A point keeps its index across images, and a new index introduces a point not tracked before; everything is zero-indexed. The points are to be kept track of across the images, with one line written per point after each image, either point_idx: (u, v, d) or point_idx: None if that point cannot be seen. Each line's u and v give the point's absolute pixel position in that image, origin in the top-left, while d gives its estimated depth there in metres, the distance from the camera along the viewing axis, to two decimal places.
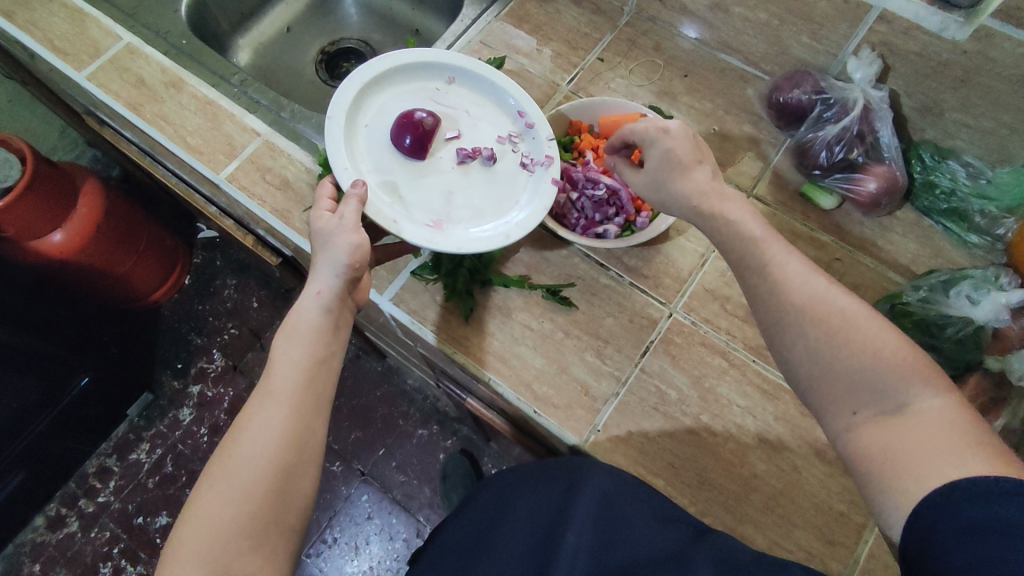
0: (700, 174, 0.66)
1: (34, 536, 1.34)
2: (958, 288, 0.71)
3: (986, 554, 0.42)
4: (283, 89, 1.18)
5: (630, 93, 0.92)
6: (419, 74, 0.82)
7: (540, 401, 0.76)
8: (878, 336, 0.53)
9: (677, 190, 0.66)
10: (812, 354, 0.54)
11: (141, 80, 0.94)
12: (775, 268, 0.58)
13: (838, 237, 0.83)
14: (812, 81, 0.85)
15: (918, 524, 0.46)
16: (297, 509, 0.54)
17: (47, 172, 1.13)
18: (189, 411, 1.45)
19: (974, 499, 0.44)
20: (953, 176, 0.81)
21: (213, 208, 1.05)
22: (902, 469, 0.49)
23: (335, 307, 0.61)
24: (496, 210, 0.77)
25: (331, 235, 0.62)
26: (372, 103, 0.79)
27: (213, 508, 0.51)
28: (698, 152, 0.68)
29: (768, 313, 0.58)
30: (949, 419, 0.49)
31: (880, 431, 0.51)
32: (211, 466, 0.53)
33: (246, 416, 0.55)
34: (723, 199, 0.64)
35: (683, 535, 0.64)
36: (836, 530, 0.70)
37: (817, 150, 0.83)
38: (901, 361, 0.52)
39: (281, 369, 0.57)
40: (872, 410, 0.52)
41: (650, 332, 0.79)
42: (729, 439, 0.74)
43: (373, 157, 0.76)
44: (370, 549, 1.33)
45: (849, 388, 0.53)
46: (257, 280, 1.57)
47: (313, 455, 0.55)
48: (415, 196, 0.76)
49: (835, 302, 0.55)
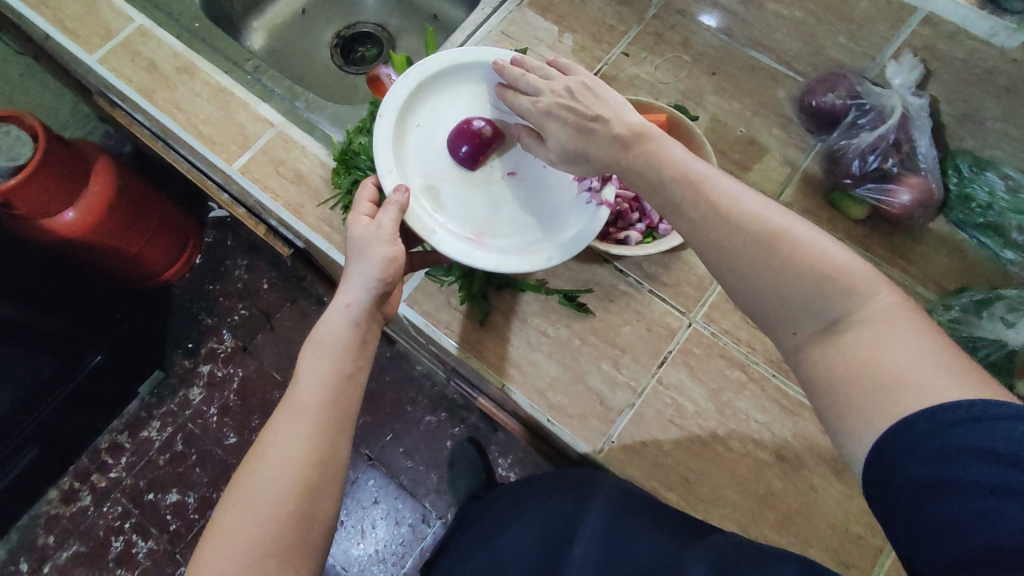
0: (602, 131, 0.60)
1: (49, 508, 1.36)
2: (992, 309, 0.70)
3: (959, 512, 0.38)
4: (297, 74, 1.15)
5: (655, 91, 0.89)
6: (480, 74, 0.78)
7: (554, 409, 0.75)
8: (810, 247, 0.47)
9: (588, 156, 0.62)
10: (745, 279, 0.49)
11: (153, 65, 0.92)
12: (692, 202, 0.53)
13: (865, 248, 0.81)
14: (848, 85, 0.82)
15: (879, 470, 0.42)
16: (321, 528, 0.53)
17: (60, 151, 1.11)
18: (199, 390, 1.45)
19: (925, 446, 0.40)
20: (992, 189, 0.77)
21: (226, 196, 1.04)
22: (851, 392, 0.44)
23: (363, 321, 0.60)
24: (541, 228, 0.74)
25: (365, 245, 0.63)
26: (428, 105, 0.77)
27: (235, 528, 0.50)
28: (590, 106, 0.62)
29: (696, 241, 0.52)
30: (896, 321, 0.44)
31: (823, 352, 0.46)
32: (234, 483, 0.52)
33: (269, 433, 0.54)
34: (630, 149, 0.58)
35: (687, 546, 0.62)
36: (850, 551, 0.70)
37: (850, 158, 0.80)
38: (829, 269, 0.47)
39: (306, 386, 0.56)
40: (812, 326, 0.47)
41: (667, 342, 0.77)
42: (745, 455, 0.73)
43: (422, 161, 0.75)
44: (376, 533, 1.34)
45: (787, 308, 0.48)
46: (269, 262, 1.55)
47: (335, 471, 0.54)
48: (459, 205, 0.75)
49: (755, 220, 0.49)
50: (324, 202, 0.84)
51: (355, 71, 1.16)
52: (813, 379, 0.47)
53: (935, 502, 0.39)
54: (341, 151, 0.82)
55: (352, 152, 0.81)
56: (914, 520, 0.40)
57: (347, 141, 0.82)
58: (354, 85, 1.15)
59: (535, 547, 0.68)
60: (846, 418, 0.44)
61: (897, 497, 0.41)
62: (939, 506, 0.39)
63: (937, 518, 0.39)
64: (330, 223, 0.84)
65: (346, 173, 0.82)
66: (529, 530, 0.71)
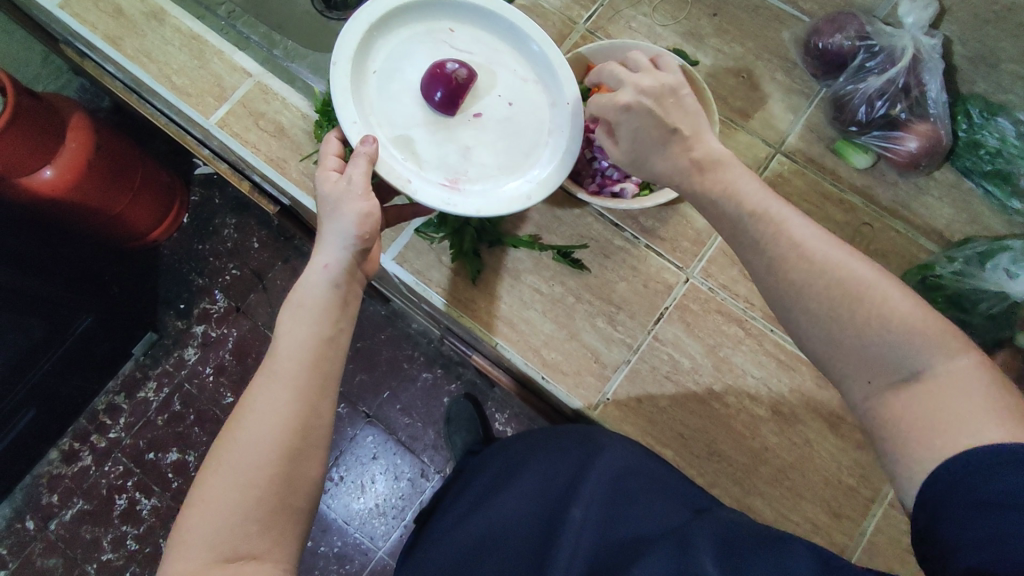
0: (678, 146, 0.59)
1: (50, 468, 1.37)
2: (996, 260, 0.67)
3: (989, 531, 0.38)
4: (276, 21, 1.08)
5: (653, 34, 0.84)
6: (431, 12, 0.74)
7: (549, 367, 0.75)
8: (895, 301, 0.47)
9: (657, 167, 0.61)
10: (827, 325, 0.49)
11: (119, 10, 0.86)
12: (772, 239, 0.52)
13: (869, 200, 0.78)
14: (857, 25, 0.78)
15: (931, 494, 0.42)
16: (304, 492, 0.52)
17: (32, 106, 1.06)
18: (194, 350, 1.44)
19: (987, 474, 0.39)
20: (1002, 135, 0.75)
21: (207, 150, 0.98)
22: (918, 433, 0.44)
23: (343, 282, 0.58)
24: (515, 169, 0.72)
25: (338, 202, 0.59)
26: (382, 47, 0.72)
27: (217, 494, 0.49)
28: (671, 116, 0.59)
29: (771, 281, 0.52)
30: (975, 383, 0.44)
31: (897, 401, 0.46)
32: (214, 450, 0.51)
33: (249, 399, 0.52)
34: (704, 174, 0.58)
35: (687, 511, 0.60)
36: (844, 503, 0.70)
37: (857, 105, 0.77)
38: (915, 327, 0.46)
39: (285, 350, 0.54)
40: (888, 377, 0.47)
41: (664, 298, 0.76)
42: (742, 411, 0.73)
43: (384, 108, 0.70)
44: (375, 488, 1.36)
45: (865, 357, 0.48)
46: (258, 220, 1.51)
47: (320, 439, 0.53)
48: (430, 151, 0.71)
49: (838, 268, 0.49)
50: (306, 156, 0.80)
51: (339, 17, 1.08)
52: (882, 425, 0.47)
53: (977, 521, 0.38)
54: (322, 101, 0.78)
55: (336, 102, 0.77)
56: (952, 534, 0.40)
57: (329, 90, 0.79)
58: (336, 32, 1.07)
59: (535, 509, 0.65)
60: (914, 455, 0.44)
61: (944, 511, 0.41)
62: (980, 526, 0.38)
63: (977, 531, 0.38)
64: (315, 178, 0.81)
65: (329, 125, 0.78)
66: (528, 490, 0.68)
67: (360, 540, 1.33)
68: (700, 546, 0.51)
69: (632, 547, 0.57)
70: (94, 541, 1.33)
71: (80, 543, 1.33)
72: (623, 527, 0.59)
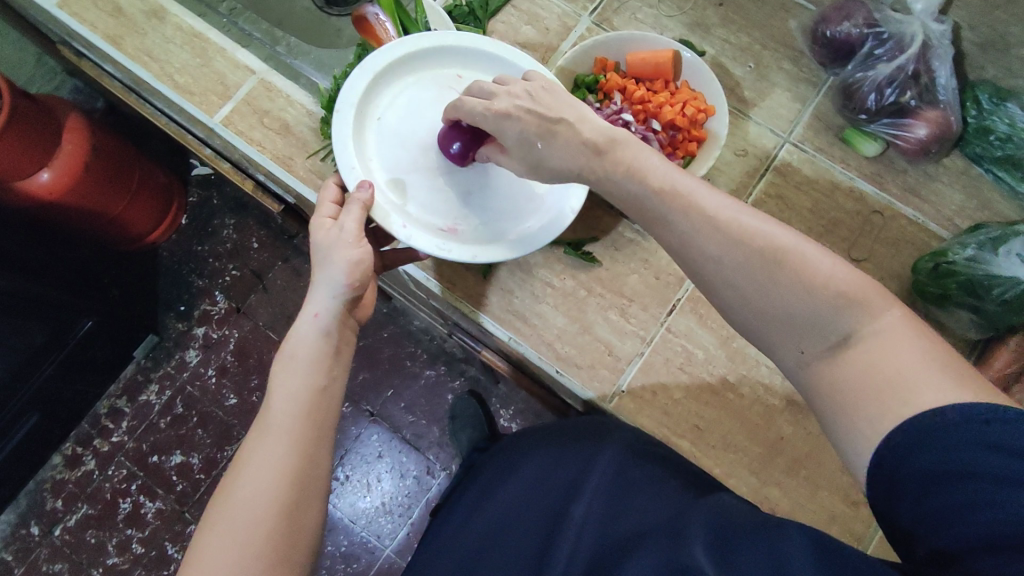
0: (566, 134, 0.52)
1: (54, 473, 1.36)
2: (1009, 246, 0.67)
3: (956, 500, 0.37)
4: (276, 17, 1.07)
5: (659, 25, 0.84)
6: (439, 58, 0.73)
7: (562, 360, 0.74)
8: (813, 261, 0.45)
9: (556, 163, 0.53)
10: (752, 299, 0.46)
11: (118, 8, 0.85)
12: (685, 208, 0.48)
13: (879, 187, 0.78)
14: (865, 13, 0.77)
15: (886, 463, 0.40)
16: (305, 542, 0.50)
17: (28, 107, 1.04)
18: (195, 352, 1.43)
19: (944, 439, 0.38)
20: (1013, 120, 0.74)
21: (208, 150, 0.97)
22: (861, 398, 0.42)
23: (334, 329, 0.57)
24: (518, 215, 0.70)
25: (330, 250, 0.58)
26: (389, 93, 0.72)
27: (214, 553, 0.47)
28: (550, 108, 0.54)
29: (691, 256, 0.48)
30: (906, 337, 0.43)
31: (833, 367, 0.44)
32: (210, 511, 0.49)
33: (244, 452, 0.51)
34: (604, 156, 0.51)
35: (688, 495, 0.59)
36: (860, 490, 0.71)
37: (866, 92, 0.76)
38: (840, 288, 0.44)
39: (280, 401, 0.52)
40: (817, 344, 0.45)
41: (676, 290, 0.75)
42: (757, 400, 0.73)
43: (387, 153, 0.70)
44: (381, 486, 1.35)
45: (794, 326, 0.46)
46: (257, 221, 1.50)
47: (319, 484, 0.52)
48: (430, 198, 0.70)
49: (754, 233, 0.46)
50: (313, 154, 0.80)
51: (339, 12, 1.07)
52: (823, 394, 0.45)
53: (943, 492, 0.38)
54: (329, 98, 0.78)
55: None
56: (918, 506, 0.39)
57: (335, 87, 0.78)
58: (338, 28, 1.06)
59: (532, 506, 0.64)
60: (858, 420, 0.42)
61: (905, 482, 0.40)
62: (947, 497, 0.37)
63: (944, 502, 0.38)
64: (322, 175, 0.80)
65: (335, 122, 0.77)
66: (530, 485, 0.67)
67: (367, 539, 1.33)
68: (687, 541, 0.49)
69: (635, 538, 0.54)
70: (99, 545, 1.32)
71: (85, 547, 1.32)
72: (628, 517, 0.57)
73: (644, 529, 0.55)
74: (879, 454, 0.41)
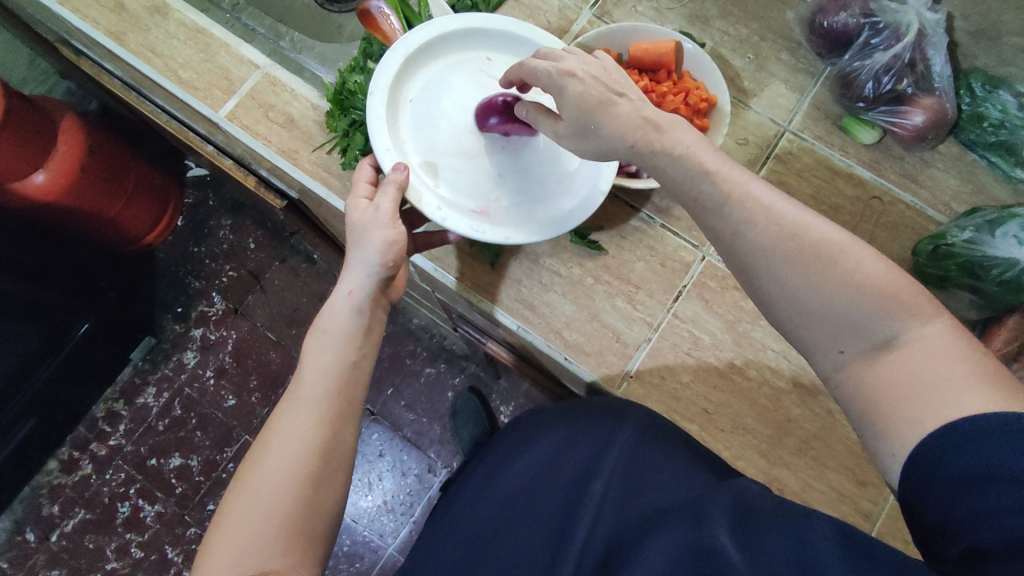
0: (625, 107, 0.53)
1: (49, 479, 1.34)
2: (1005, 228, 0.68)
3: (981, 505, 0.38)
4: (275, 15, 1.08)
5: (659, 18, 0.85)
6: (468, 42, 0.74)
7: (571, 347, 0.75)
8: (866, 265, 0.46)
9: (605, 132, 0.54)
10: (797, 294, 0.47)
11: (120, 4, 0.85)
12: (735, 204, 0.49)
13: (877, 174, 0.80)
14: (861, 3, 0.79)
15: (920, 463, 0.41)
16: (326, 516, 0.51)
17: (22, 108, 1.04)
18: (193, 354, 1.43)
19: (977, 445, 0.39)
20: (1005, 106, 0.77)
21: (210, 147, 0.97)
22: (898, 400, 0.43)
23: (367, 308, 0.57)
24: (550, 196, 0.71)
25: (365, 230, 0.58)
26: (419, 76, 0.72)
27: (242, 513, 0.48)
28: (615, 83, 0.55)
29: (739, 249, 0.49)
30: (947, 347, 0.44)
31: (875, 369, 0.45)
32: (240, 476, 0.50)
33: (275, 421, 0.52)
34: (663, 133, 0.52)
35: (710, 476, 0.61)
36: (865, 471, 0.72)
37: (863, 81, 0.78)
38: (885, 290, 0.45)
39: (310, 376, 0.53)
40: (858, 345, 0.46)
41: (682, 277, 0.76)
42: (763, 384, 0.74)
43: (419, 135, 0.71)
44: (383, 485, 1.36)
45: (837, 325, 0.46)
46: (254, 220, 1.49)
47: (343, 462, 0.52)
48: (463, 178, 0.70)
49: (808, 229, 0.47)
50: (319, 147, 0.80)
51: (340, 9, 1.07)
52: (858, 396, 0.46)
53: (970, 494, 0.39)
54: (334, 91, 0.77)
55: (348, 92, 0.76)
56: (945, 507, 0.40)
57: (340, 80, 0.77)
58: (338, 24, 1.07)
59: (549, 484, 0.66)
60: (893, 420, 0.43)
61: (935, 484, 0.41)
62: (975, 499, 0.38)
63: (971, 504, 0.39)
64: (328, 168, 0.80)
65: (341, 115, 0.78)
66: (543, 470, 0.68)
67: (371, 538, 1.33)
68: (716, 508, 0.52)
69: (653, 516, 0.56)
70: (97, 550, 1.31)
71: (83, 552, 1.31)
72: (644, 497, 0.59)
73: (661, 506, 0.57)
74: (913, 455, 0.42)
